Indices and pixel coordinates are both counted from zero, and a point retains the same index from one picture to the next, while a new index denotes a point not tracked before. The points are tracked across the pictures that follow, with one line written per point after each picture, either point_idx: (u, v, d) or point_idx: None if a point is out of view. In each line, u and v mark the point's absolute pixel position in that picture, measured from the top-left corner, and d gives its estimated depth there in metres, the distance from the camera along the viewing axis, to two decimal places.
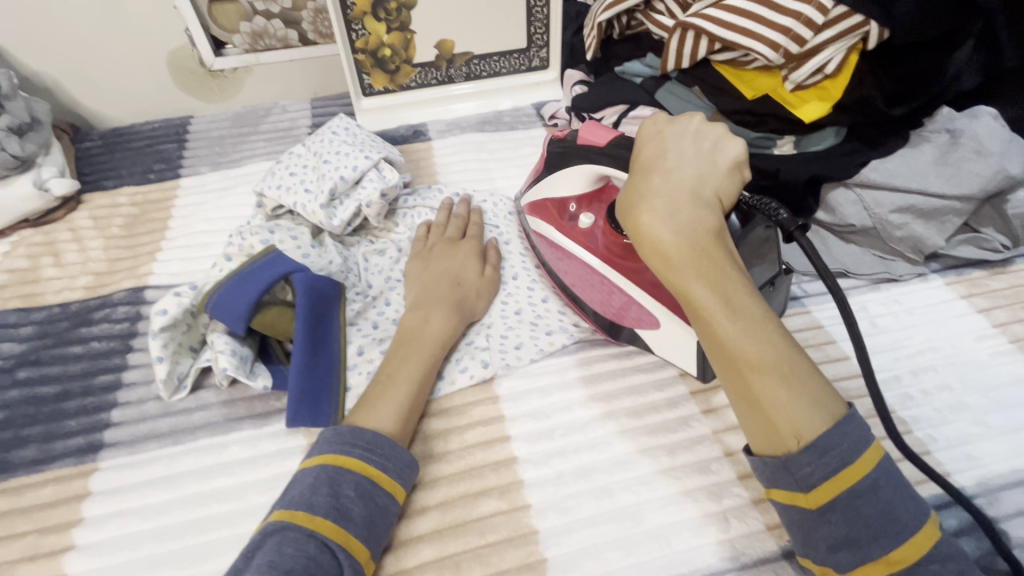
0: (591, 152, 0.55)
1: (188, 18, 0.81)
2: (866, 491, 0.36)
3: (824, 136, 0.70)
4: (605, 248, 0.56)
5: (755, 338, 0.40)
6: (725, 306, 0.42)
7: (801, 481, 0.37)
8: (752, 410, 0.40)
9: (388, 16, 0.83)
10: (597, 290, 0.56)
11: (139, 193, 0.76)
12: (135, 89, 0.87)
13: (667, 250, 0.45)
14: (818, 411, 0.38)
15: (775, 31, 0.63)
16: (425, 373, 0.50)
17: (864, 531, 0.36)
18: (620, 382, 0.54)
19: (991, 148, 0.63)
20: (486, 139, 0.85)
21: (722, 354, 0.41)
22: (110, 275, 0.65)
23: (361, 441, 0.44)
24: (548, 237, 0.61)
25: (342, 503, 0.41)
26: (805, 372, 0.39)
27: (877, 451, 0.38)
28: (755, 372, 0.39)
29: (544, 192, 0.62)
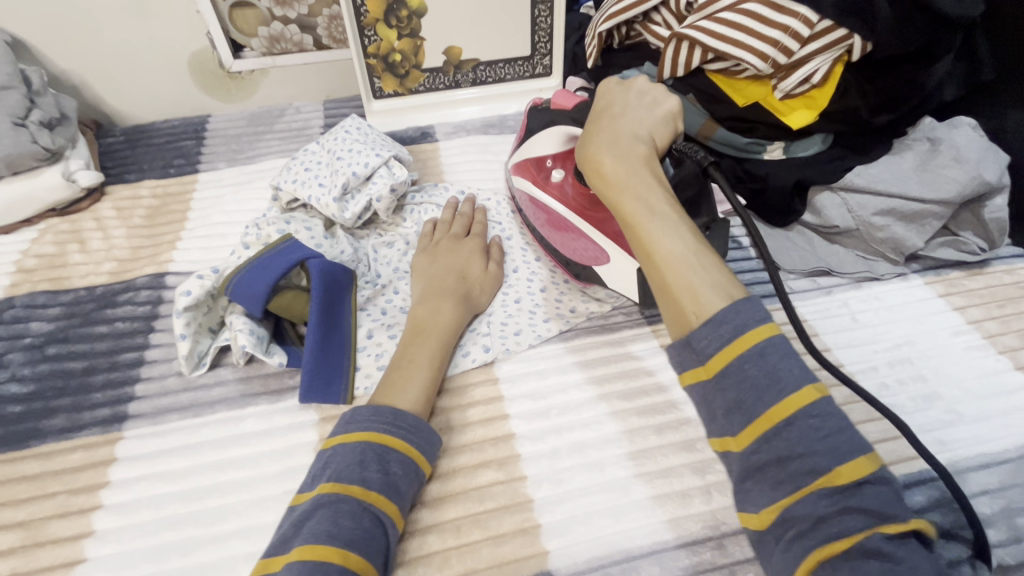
0: (564, 116, 0.64)
1: (209, 22, 0.85)
2: (756, 358, 0.38)
3: (811, 144, 0.74)
4: (573, 198, 0.63)
5: (669, 235, 0.46)
6: (647, 212, 0.48)
7: (699, 351, 0.40)
8: (665, 298, 0.45)
9: (400, 23, 0.87)
10: (563, 234, 0.64)
11: (160, 186, 0.80)
12: (157, 89, 0.92)
13: (603, 171, 0.51)
14: (721, 294, 0.42)
15: (764, 43, 0.67)
16: (440, 358, 0.54)
17: (750, 393, 0.38)
18: (613, 367, 0.57)
19: (968, 156, 0.67)
20: (490, 141, 0.89)
21: (643, 253, 0.47)
22: (133, 261, 0.69)
23: (403, 423, 0.47)
24: (530, 196, 0.67)
25: (390, 479, 0.44)
26: (709, 265, 0.44)
27: (771, 328, 0.39)
28: (667, 264, 0.45)
29: (526, 153, 0.68)
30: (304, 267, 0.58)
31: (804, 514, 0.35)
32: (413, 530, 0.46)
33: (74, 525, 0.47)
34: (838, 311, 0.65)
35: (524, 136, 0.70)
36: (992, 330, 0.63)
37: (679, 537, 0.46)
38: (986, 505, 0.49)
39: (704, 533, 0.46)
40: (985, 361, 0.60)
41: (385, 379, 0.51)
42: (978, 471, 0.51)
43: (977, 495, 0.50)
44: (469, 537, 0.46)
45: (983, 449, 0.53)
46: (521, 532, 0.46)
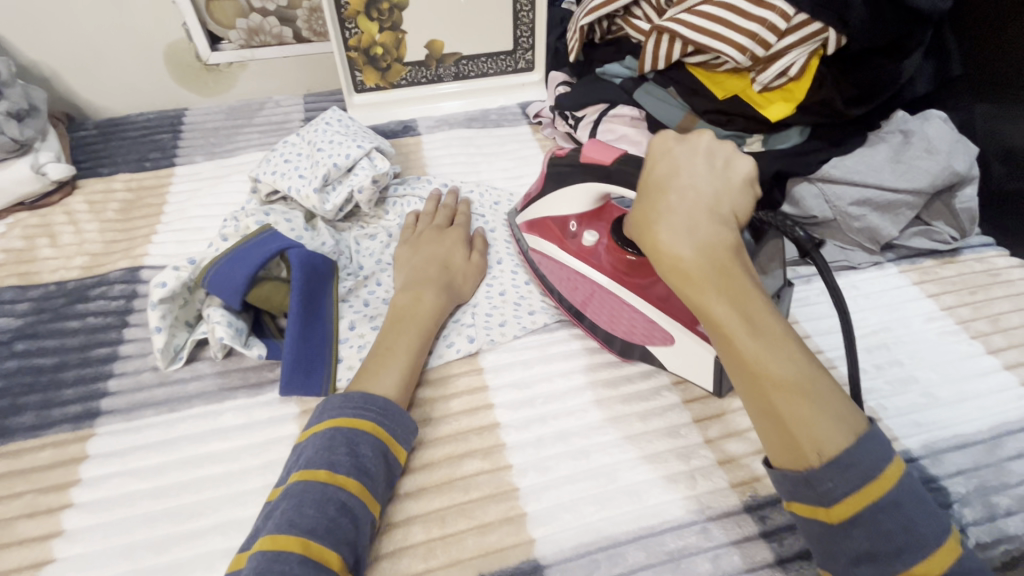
0: (601, 172, 0.53)
1: (185, 13, 0.84)
2: (890, 510, 0.37)
3: (789, 136, 0.75)
4: (612, 265, 0.57)
5: (779, 355, 0.40)
6: (745, 323, 0.42)
7: (823, 495, 0.38)
8: (776, 428, 0.40)
9: (381, 16, 0.86)
10: (607, 307, 0.57)
11: (135, 181, 0.78)
12: (131, 81, 0.89)
13: (687, 268, 0.44)
14: (843, 429, 0.38)
15: (743, 35, 0.68)
16: (420, 349, 0.53)
17: (885, 546, 0.36)
18: (597, 356, 0.58)
19: (939, 147, 0.69)
20: (473, 135, 0.89)
21: (747, 372, 0.41)
22: (107, 255, 0.67)
23: (374, 406, 0.46)
24: (555, 261, 0.60)
25: (361, 462, 0.43)
26: (825, 389, 0.40)
27: (898, 466, 0.38)
28: (778, 391, 0.40)
29: (543, 211, 0.61)
30: (282, 256, 0.57)
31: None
32: (396, 521, 0.46)
33: (43, 524, 0.45)
34: (816, 299, 0.66)
35: (533, 191, 0.63)
36: (964, 315, 0.64)
37: (664, 522, 0.46)
38: (962, 484, 0.50)
39: (689, 517, 0.46)
40: (958, 345, 0.61)
41: (365, 366, 0.50)
42: (954, 452, 0.52)
43: (952, 474, 0.51)
44: (454, 527, 0.45)
45: (958, 431, 0.54)
46: (506, 521, 0.46)
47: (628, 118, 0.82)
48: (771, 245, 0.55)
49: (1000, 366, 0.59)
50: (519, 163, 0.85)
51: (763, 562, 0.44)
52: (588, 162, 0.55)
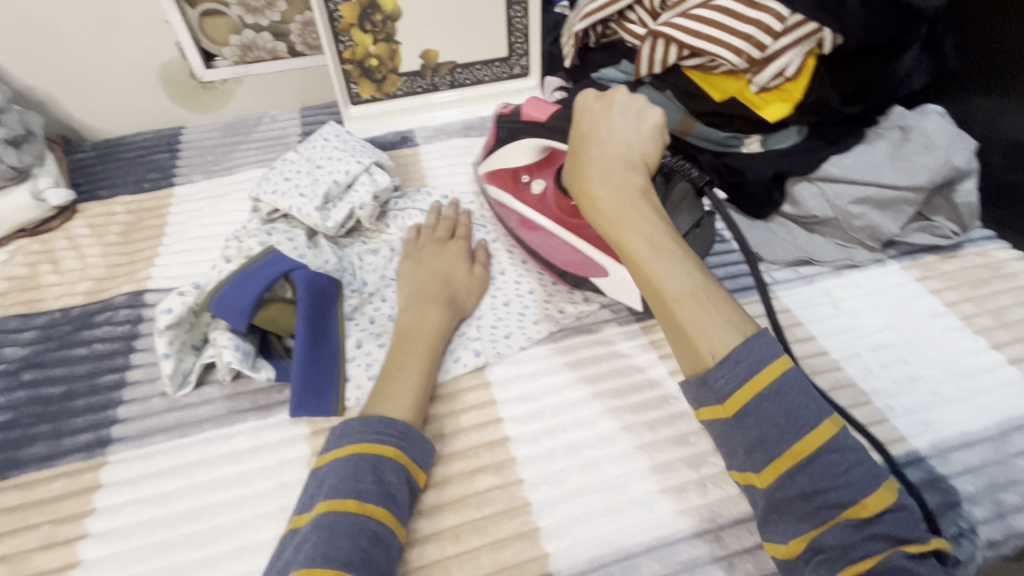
0: (538, 127, 0.61)
1: (179, 31, 0.83)
2: (774, 397, 0.39)
3: (787, 136, 0.75)
4: (555, 209, 0.64)
5: (675, 271, 0.45)
6: (648, 248, 0.46)
7: (718, 392, 0.41)
8: (679, 336, 0.44)
9: (374, 28, 0.86)
10: (555, 247, 0.64)
11: (135, 202, 0.78)
12: (127, 102, 0.89)
13: (598, 204, 0.50)
14: (732, 330, 0.42)
15: (738, 37, 0.68)
16: (428, 370, 0.53)
17: (770, 431, 0.39)
18: (604, 365, 0.58)
19: (937, 143, 0.69)
20: (471, 143, 0.89)
21: (651, 290, 0.46)
22: (110, 280, 0.67)
23: (394, 430, 0.47)
24: (511, 209, 0.68)
25: (387, 489, 0.44)
26: (717, 298, 0.44)
27: (783, 363, 0.40)
28: (676, 301, 0.44)
29: (499, 165, 0.68)
30: (287, 277, 0.57)
31: (830, 544, 0.36)
32: (411, 541, 0.46)
33: (60, 555, 0.45)
34: (820, 300, 0.66)
35: (492, 144, 0.69)
36: (968, 311, 0.64)
37: (676, 531, 0.46)
38: (970, 483, 0.51)
39: (702, 526, 0.46)
40: (963, 342, 0.61)
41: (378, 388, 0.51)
42: (962, 450, 0.53)
43: (961, 473, 0.51)
44: (468, 544, 0.45)
45: (965, 429, 0.54)
46: (519, 536, 0.46)
47: None
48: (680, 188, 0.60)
49: (1005, 361, 0.59)
50: None
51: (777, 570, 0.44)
52: (529, 120, 0.62)
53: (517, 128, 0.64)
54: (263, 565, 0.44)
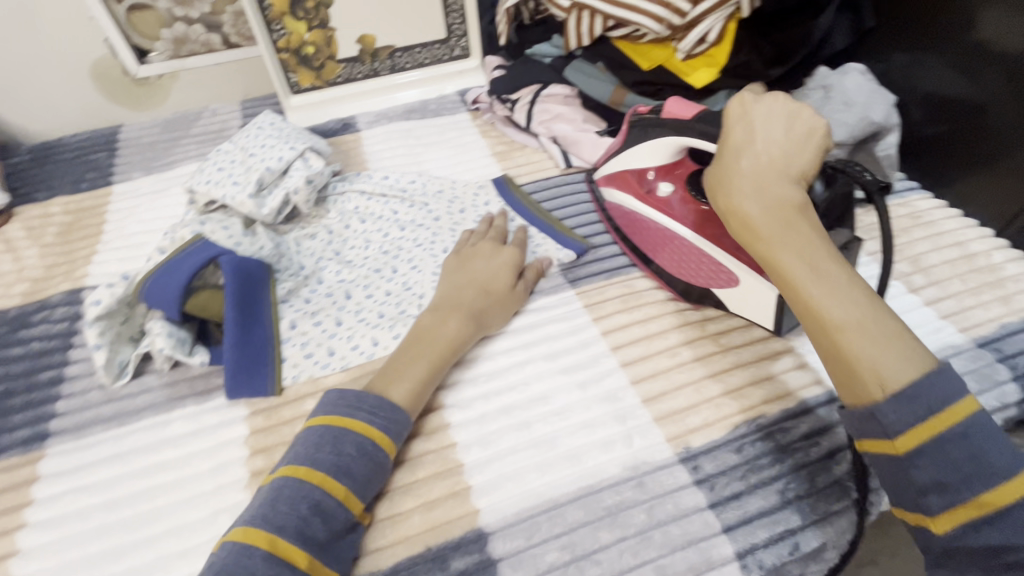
0: (679, 125, 0.58)
1: (106, 27, 0.82)
2: (958, 441, 0.35)
3: (717, 100, 0.77)
4: (683, 212, 0.60)
5: (841, 297, 0.40)
6: (811, 272, 0.42)
7: (887, 427, 0.37)
8: (840, 367, 0.40)
9: (308, 14, 0.86)
10: (680, 254, 0.60)
11: (72, 202, 0.78)
12: (61, 103, 0.88)
13: (747, 218, 0.46)
14: (907, 363, 0.37)
15: (657, 5, 0.70)
16: (430, 374, 0.52)
17: (954, 476, 0.35)
18: (538, 331, 0.59)
19: (855, 100, 0.72)
20: (413, 126, 0.90)
21: (809, 315, 0.41)
22: (48, 280, 0.67)
23: (366, 405, 0.47)
24: (631, 209, 0.65)
25: (342, 461, 0.44)
26: (891, 329, 0.38)
27: (970, 403, 0.36)
28: (841, 331, 0.39)
29: (625, 164, 0.66)
30: (216, 263, 0.58)
31: None
32: None
33: None
34: None
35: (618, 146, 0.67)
36: None
37: (602, 480, 0.48)
38: None
39: (626, 474, 0.48)
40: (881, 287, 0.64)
41: (381, 372, 0.51)
42: None
43: None
44: (402, 507, 0.47)
45: None
46: (450, 496, 0.48)
47: (561, 96, 0.84)
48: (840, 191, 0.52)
49: (921, 303, 0.62)
50: (459, 150, 0.86)
51: (695, 508, 0.46)
52: (671, 118, 0.59)
53: (656, 124, 0.61)
54: (200, 540, 0.46)
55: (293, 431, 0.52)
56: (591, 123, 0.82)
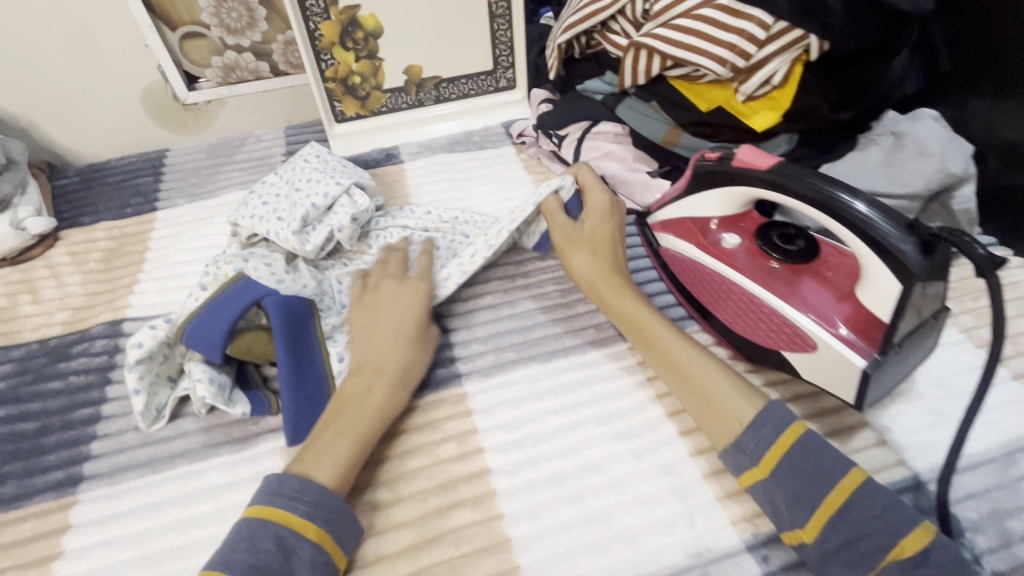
0: (755, 176, 0.54)
1: (160, 55, 0.83)
2: (803, 453, 0.44)
3: (778, 144, 0.74)
4: (753, 267, 0.57)
5: (697, 356, 0.53)
6: (674, 336, 0.54)
7: (751, 454, 0.46)
8: (700, 406, 0.50)
9: (356, 45, 0.86)
10: (746, 313, 0.57)
11: (116, 228, 0.77)
12: (111, 128, 0.89)
13: (616, 279, 0.59)
14: (752, 401, 0.49)
15: (722, 47, 0.66)
16: (356, 449, 0.48)
17: (807, 485, 0.43)
18: (588, 390, 0.56)
19: (931, 149, 0.68)
20: (456, 159, 0.88)
21: (676, 368, 0.53)
22: (89, 309, 0.66)
23: (288, 488, 0.43)
24: (690, 259, 0.62)
25: (261, 557, 0.40)
26: (731, 378, 0.51)
27: (798, 427, 0.45)
28: (703, 379, 0.51)
29: (686, 212, 0.63)
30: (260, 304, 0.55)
31: None
32: None
33: None
34: None
35: (676, 190, 0.64)
36: (968, 323, 0.61)
37: (662, 568, 0.44)
38: (973, 509, 0.48)
39: (688, 562, 0.44)
40: (963, 356, 0.58)
41: (304, 451, 0.47)
42: (963, 473, 0.50)
43: (961, 498, 0.48)
44: None
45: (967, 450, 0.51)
46: None
47: (611, 134, 0.82)
48: (939, 261, 0.45)
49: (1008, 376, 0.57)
50: (503, 185, 0.84)
51: None
52: (743, 165, 0.55)
53: (725, 171, 0.57)
54: None
55: None
56: (642, 162, 0.79)
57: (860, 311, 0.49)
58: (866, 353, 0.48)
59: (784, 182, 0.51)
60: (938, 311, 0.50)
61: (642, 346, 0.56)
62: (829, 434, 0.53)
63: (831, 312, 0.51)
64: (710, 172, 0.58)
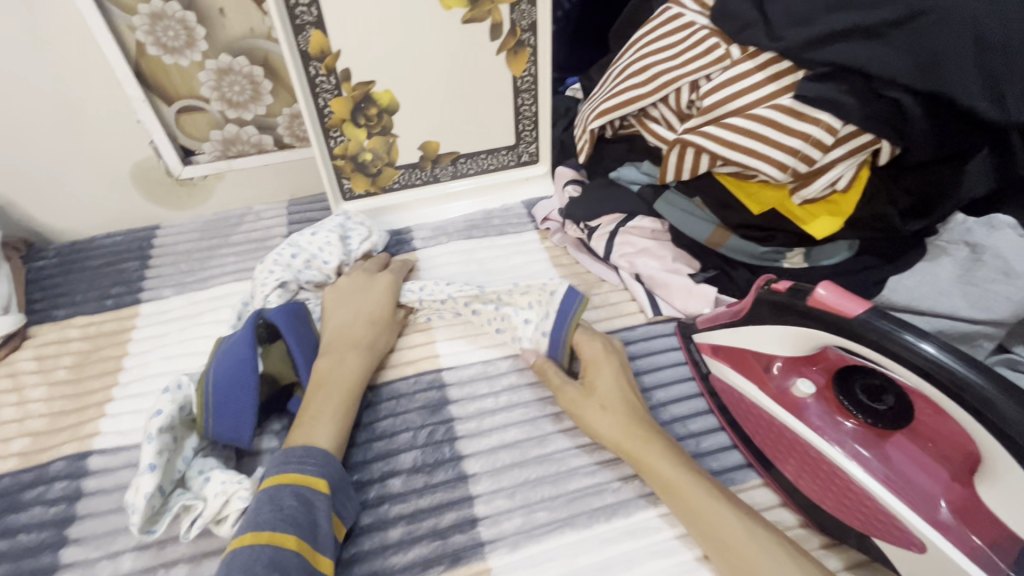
0: (842, 326, 0.45)
1: (153, 129, 0.76)
2: None
3: (836, 250, 0.67)
4: (830, 427, 0.49)
5: (747, 527, 0.45)
6: (715, 500, 0.47)
7: None
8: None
9: (369, 121, 0.78)
10: (825, 480, 0.48)
11: (93, 325, 0.69)
12: (97, 203, 0.81)
13: (642, 431, 0.51)
14: None
15: (783, 151, 0.59)
16: (345, 410, 0.53)
17: None
18: (636, 571, 0.47)
19: (1019, 270, 0.60)
20: (474, 246, 0.80)
21: (726, 548, 0.45)
22: (51, 434, 0.58)
23: (294, 456, 0.48)
24: (749, 400, 0.54)
25: (286, 512, 0.44)
26: (792, 554, 0.44)
27: None
28: (764, 562, 0.43)
29: (743, 343, 0.54)
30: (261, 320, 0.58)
31: None
32: None
33: None
34: None
35: (731, 314, 0.56)
36: None
37: None
38: None
39: None
40: None
41: (298, 422, 0.52)
42: None
43: None
44: None
45: None
46: None
47: (649, 230, 0.74)
48: None
49: None
50: (527, 279, 0.76)
51: None
52: (826, 308, 0.46)
53: (801, 312, 0.48)
54: None
55: None
56: (681, 262, 0.72)
57: (973, 501, 0.42)
58: (996, 568, 0.39)
59: (882, 341, 0.42)
60: None
61: (682, 519, 0.48)
62: None
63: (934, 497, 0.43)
64: (779, 307, 0.50)
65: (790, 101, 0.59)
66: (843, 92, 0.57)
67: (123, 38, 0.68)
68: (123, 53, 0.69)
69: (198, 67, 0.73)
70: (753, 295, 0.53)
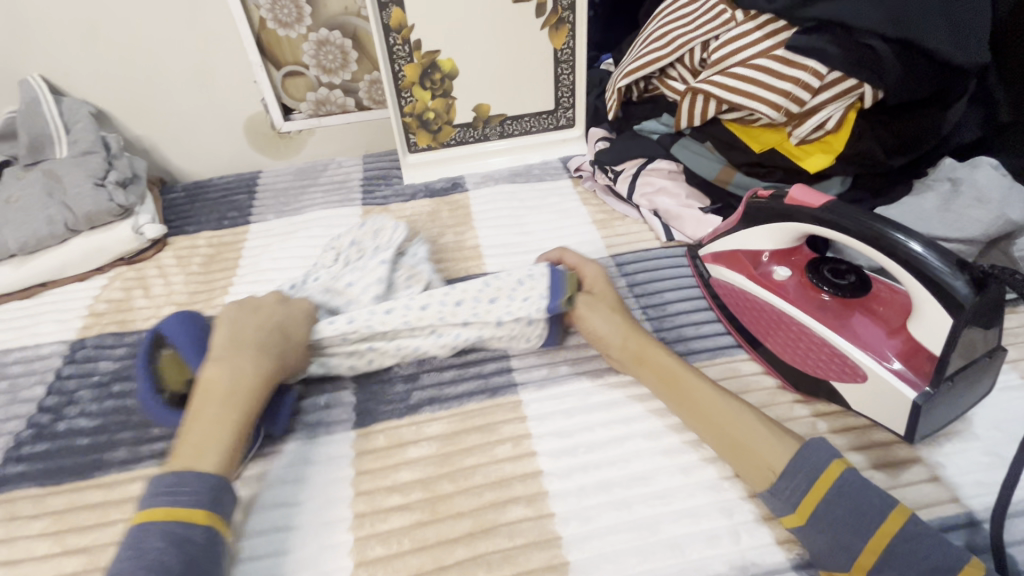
0: (806, 214, 0.56)
1: (264, 90, 0.95)
2: (838, 499, 0.45)
3: (830, 185, 0.76)
4: (803, 300, 0.60)
5: (726, 404, 0.53)
6: (700, 384, 0.55)
7: (787, 498, 0.47)
8: (736, 454, 0.51)
9: (433, 85, 0.95)
10: (797, 342, 0.59)
11: (216, 237, 0.88)
12: (216, 150, 1.01)
13: (637, 334, 0.59)
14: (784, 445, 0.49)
15: (776, 94, 0.70)
16: (230, 437, 0.50)
17: (847, 534, 0.43)
18: (638, 406, 0.59)
19: (990, 197, 0.69)
20: (517, 190, 0.95)
21: (704, 418, 0.53)
22: (191, 305, 0.76)
23: (164, 486, 0.46)
24: (739, 289, 0.65)
25: (151, 557, 0.42)
26: (763, 421, 0.51)
27: (838, 466, 0.46)
28: (738, 429, 0.51)
29: (735, 244, 0.66)
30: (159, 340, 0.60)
31: None
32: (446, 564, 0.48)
33: None
34: None
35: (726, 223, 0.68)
36: None
37: None
38: None
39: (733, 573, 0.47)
40: None
41: (180, 448, 0.49)
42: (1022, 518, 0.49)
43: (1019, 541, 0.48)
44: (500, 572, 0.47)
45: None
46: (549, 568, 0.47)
47: (666, 171, 0.87)
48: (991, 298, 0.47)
49: None
50: (561, 215, 0.89)
51: None
52: (798, 204, 0.57)
53: (780, 209, 0.59)
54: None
55: (396, 477, 0.55)
56: (694, 199, 0.84)
57: (912, 346, 0.52)
58: (917, 386, 0.50)
59: (834, 220, 0.53)
60: (993, 351, 0.51)
61: (670, 400, 0.56)
62: (877, 464, 0.54)
63: (882, 346, 0.53)
64: (762, 207, 0.61)
65: (782, 53, 0.70)
66: (827, 42, 0.68)
67: (251, 14, 0.88)
68: (249, 26, 0.89)
69: (303, 39, 0.92)
70: (743, 206, 0.64)
